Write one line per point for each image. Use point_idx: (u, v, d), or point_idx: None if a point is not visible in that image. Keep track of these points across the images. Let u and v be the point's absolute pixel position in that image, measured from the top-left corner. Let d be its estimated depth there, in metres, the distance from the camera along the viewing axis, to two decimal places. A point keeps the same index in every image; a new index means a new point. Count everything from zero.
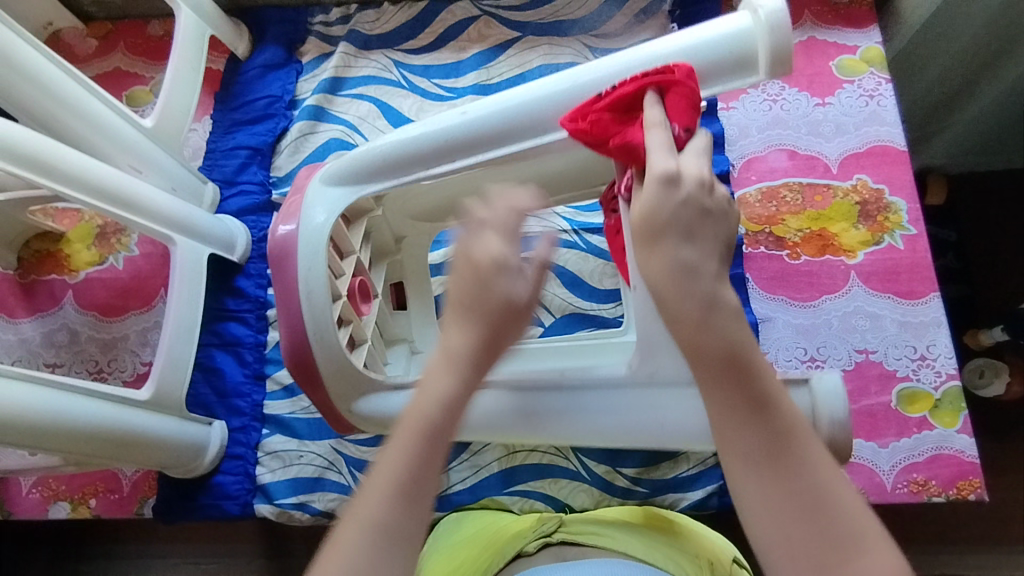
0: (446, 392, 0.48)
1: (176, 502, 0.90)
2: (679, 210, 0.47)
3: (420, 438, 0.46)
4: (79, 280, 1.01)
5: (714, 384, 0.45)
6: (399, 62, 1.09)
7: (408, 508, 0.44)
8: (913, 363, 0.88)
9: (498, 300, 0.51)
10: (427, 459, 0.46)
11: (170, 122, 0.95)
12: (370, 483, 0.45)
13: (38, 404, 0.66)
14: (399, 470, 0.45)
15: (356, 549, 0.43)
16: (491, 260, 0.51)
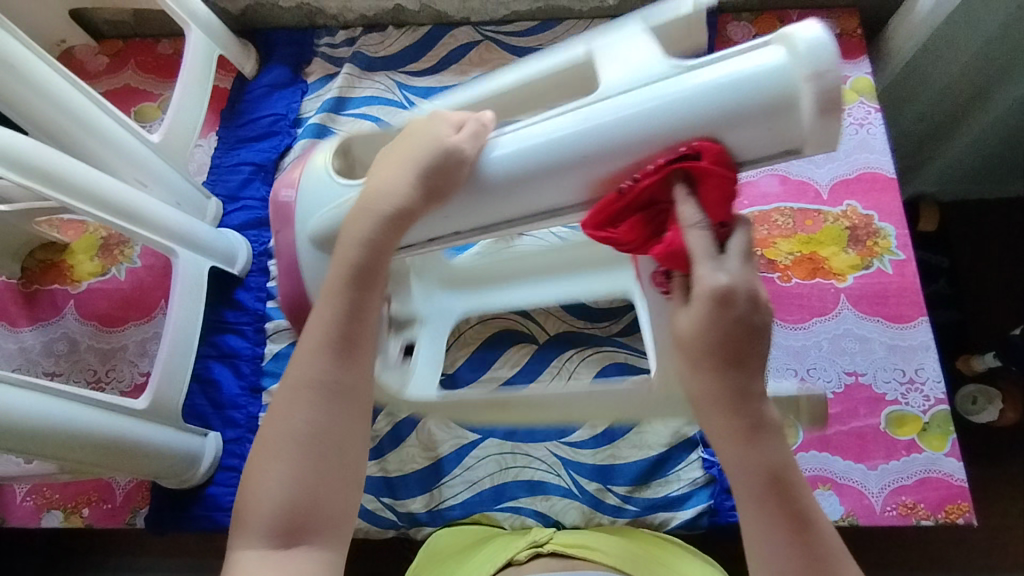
0: (366, 234, 0.56)
1: (169, 513, 0.91)
2: (731, 332, 0.47)
3: (348, 284, 0.56)
4: (81, 290, 1.03)
5: (755, 494, 0.49)
6: (402, 84, 1.12)
7: (341, 356, 0.55)
8: (902, 387, 0.89)
9: (434, 155, 0.55)
10: (354, 301, 0.56)
11: (177, 137, 0.98)
12: (307, 346, 0.55)
13: (36, 410, 0.67)
14: (319, 377, 0.54)
15: (301, 405, 0.53)
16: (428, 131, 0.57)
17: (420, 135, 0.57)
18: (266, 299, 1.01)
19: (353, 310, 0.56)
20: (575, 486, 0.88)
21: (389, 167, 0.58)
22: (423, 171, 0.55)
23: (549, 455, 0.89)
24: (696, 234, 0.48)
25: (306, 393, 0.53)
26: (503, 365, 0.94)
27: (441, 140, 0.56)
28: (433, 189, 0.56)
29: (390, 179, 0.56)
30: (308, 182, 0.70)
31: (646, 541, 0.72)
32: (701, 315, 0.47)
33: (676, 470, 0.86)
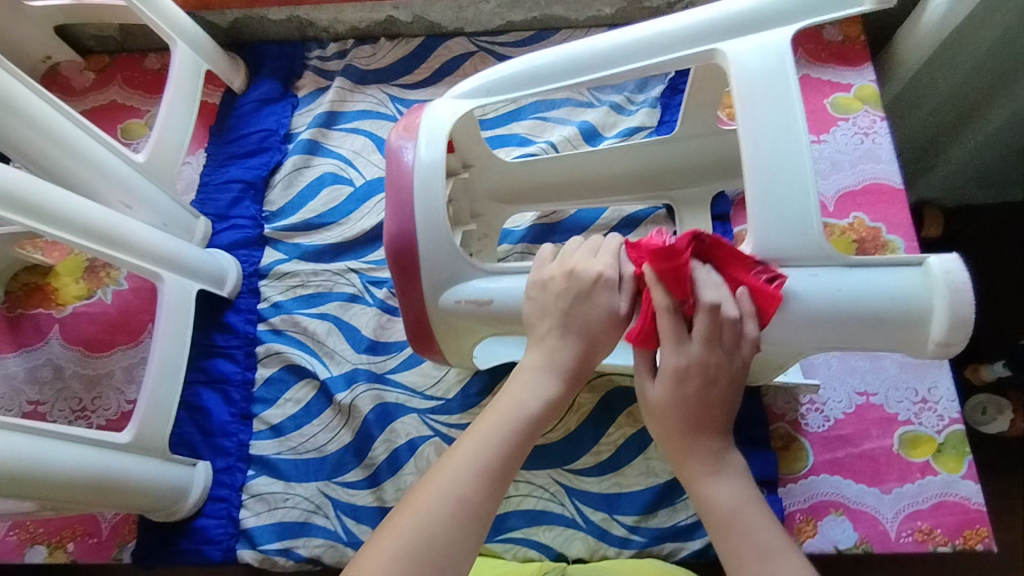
0: (545, 391, 0.55)
1: (156, 547, 0.87)
2: (690, 408, 0.54)
3: (509, 428, 0.53)
4: (65, 314, 1.00)
5: (727, 535, 0.53)
6: (395, 97, 1.09)
7: (492, 485, 0.50)
8: (915, 406, 0.86)
9: (601, 311, 0.57)
10: (515, 447, 0.52)
11: (163, 156, 0.95)
12: (457, 453, 0.52)
13: (11, 451, 0.64)
14: (463, 490, 0.49)
15: (436, 508, 0.48)
16: (593, 275, 0.58)
17: (589, 298, 0.57)
18: (256, 321, 0.98)
19: (518, 449, 0.52)
20: (580, 516, 0.86)
21: (549, 318, 0.58)
22: (588, 341, 0.57)
23: (552, 483, 0.87)
24: (664, 320, 0.54)
25: (452, 506, 0.48)
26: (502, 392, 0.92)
27: (610, 309, 0.57)
28: (583, 355, 0.57)
29: (552, 336, 0.58)
30: (428, 243, 0.67)
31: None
32: (670, 390, 0.55)
33: (685, 497, 0.84)
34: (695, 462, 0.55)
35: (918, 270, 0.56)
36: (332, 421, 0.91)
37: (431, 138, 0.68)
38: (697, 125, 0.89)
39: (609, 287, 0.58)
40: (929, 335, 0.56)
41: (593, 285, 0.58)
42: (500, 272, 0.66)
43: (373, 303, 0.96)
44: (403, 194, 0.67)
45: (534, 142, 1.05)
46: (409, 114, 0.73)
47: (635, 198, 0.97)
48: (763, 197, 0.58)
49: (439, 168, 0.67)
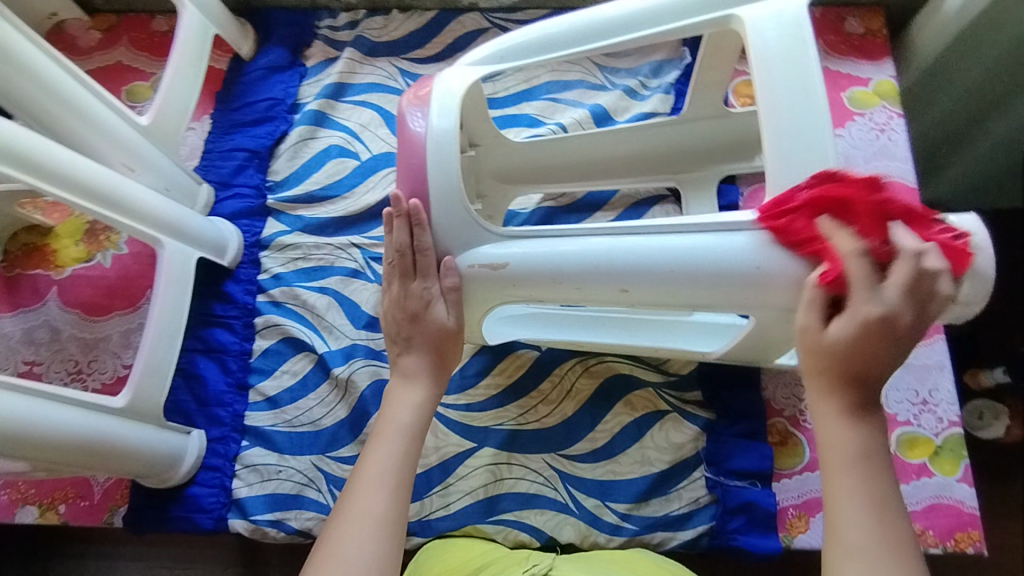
0: (415, 398, 0.64)
1: (148, 512, 0.87)
2: (875, 342, 0.47)
3: (397, 435, 0.60)
4: (64, 276, 0.99)
5: (849, 474, 0.47)
6: (405, 71, 1.07)
7: (394, 495, 0.56)
8: (914, 408, 0.85)
9: (434, 329, 0.66)
10: (408, 453, 0.59)
11: (168, 121, 0.93)
12: (362, 483, 0.56)
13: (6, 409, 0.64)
14: (376, 511, 0.54)
15: (359, 536, 0.52)
16: (415, 302, 0.66)
17: (424, 321, 0.66)
18: (256, 292, 0.97)
19: (411, 452, 0.59)
20: (572, 502, 0.86)
21: (398, 348, 0.68)
22: (436, 353, 0.66)
23: (546, 467, 0.87)
24: (857, 262, 0.49)
25: (369, 524, 0.53)
26: (500, 373, 0.91)
27: (442, 325, 0.66)
28: (439, 359, 0.67)
29: (411, 357, 0.66)
30: (440, 214, 0.65)
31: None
32: (903, 279, 0.48)
33: (680, 487, 0.85)
34: (831, 400, 0.49)
35: (936, 229, 0.56)
36: (328, 395, 0.90)
37: (444, 106, 0.66)
38: (703, 107, 0.87)
39: (435, 305, 0.66)
40: (948, 293, 0.56)
41: (426, 306, 0.66)
42: (516, 236, 0.65)
43: (374, 279, 0.96)
44: (416, 161, 0.66)
45: (543, 123, 1.03)
46: (420, 83, 0.71)
47: (642, 180, 0.96)
48: (784, 182, 0.57)
49: (451, 139, 0.66)
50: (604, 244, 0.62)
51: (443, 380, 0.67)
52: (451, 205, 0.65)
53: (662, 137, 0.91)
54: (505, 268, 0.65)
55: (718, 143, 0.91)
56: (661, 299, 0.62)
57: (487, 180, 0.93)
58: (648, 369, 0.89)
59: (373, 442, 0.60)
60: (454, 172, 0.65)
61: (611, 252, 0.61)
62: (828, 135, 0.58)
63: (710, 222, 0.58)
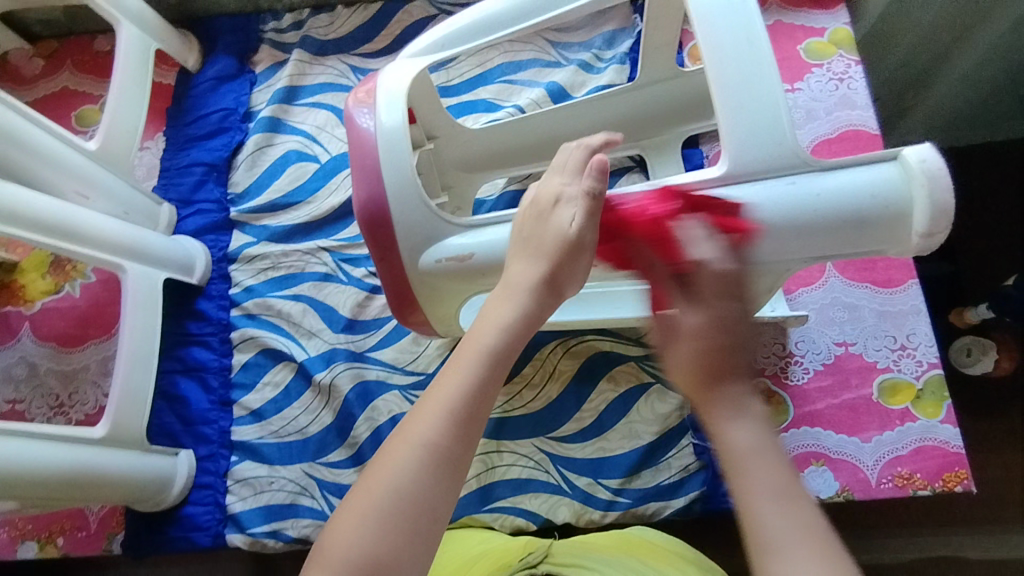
0: (504, 318, 0.50)
1: (145, 536, 0.88)
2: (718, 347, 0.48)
3: (477, 363, 0.47)
4: (35, 310, 0.98)
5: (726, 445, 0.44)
6: (356, 67, 1.05)
7: (458, 430, 0.45)
8: (893, 354, 0.86)
9: (554, 235, 0.54)
10: (483, 381, 0.47)
11: (117, 143, 0.91)
12: (423, 404, 0.46)
13: None
14: (434, 434, 0.44)
15: (404, 464, 0.43)
16: (550, 196, 0.55)
17: (547, 219, 0.55)
18: (229, 307, 0.96)
19: (487, 386, 0.47)
20: (565, 482, 0.86)
21: (515, 247, 0.55)
22: (549, 263, 0.53)
23: (536, 451, 0.87)
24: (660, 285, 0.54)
25: (417, 452, 0.44)
26: None
27: (562, 230, 0.53)
28: (554, 275, 0.53)
29: (519, 260, 0.54)
30: (401, 210, 0.65)
31: (644, 554, 0.67)
32: (705, 320, 0.49)
33: (669, 457, 0.85)
34: (721, 406, 0.45)
35: (894, 164, 0.55)
36: (312, 402, 0.90)
37: (391, 102, 0.65)
38: (657, 71, 0.87)
39: (564, 207, 0.54)
40: (911, 229, 0.54)
41: (554, 204, 0.55)
42: (477, 226, 0.64)
43: (347, 281, 0.95)
44: (368, 162, 0.65)
45: (501, 107, 1.02)
46: (366, 81, 0.70)
47: (606, 152, 0.95)
48: (740, 142, 0.56)
49: (402, 135, 0.65)
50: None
51: (551, 302, 0.53)
52: (408, 203, 0.64)
53: (618, 106, 0.90)
54: (472, 258, 0.64)
55: (677, 105, 0.90)
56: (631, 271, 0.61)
57: (448, 171, 0.92)
58: (629, 343, 0.89)
59: (452, 362, 0.48)
60: (408, 165, 0.64)
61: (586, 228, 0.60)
62: (778, 85, 0.57)
63: (679, 183, 0.58)
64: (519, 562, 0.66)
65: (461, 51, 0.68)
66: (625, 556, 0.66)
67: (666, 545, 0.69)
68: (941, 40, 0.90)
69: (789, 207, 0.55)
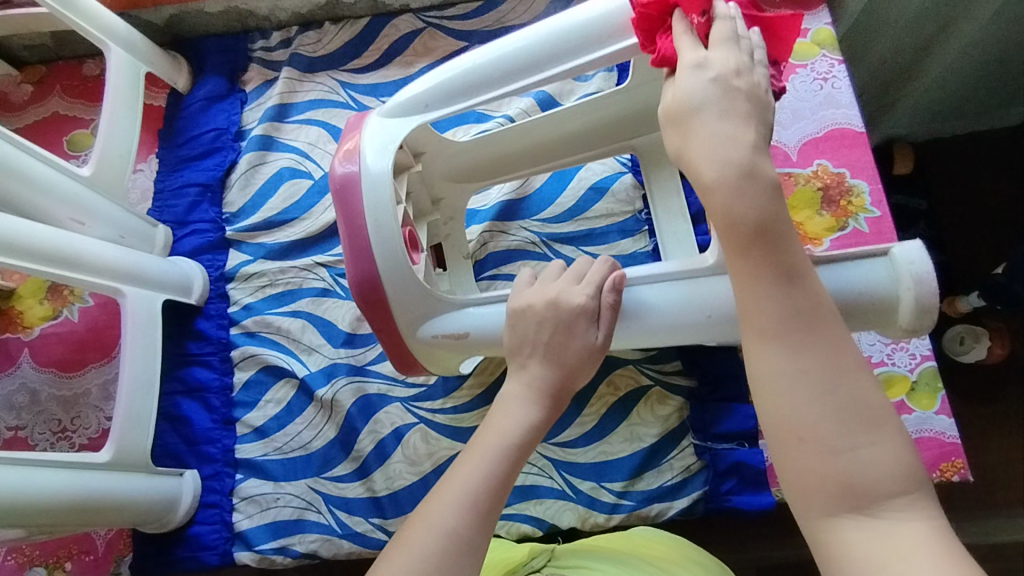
0: (526, 419, 0.58)
1: (153, 557, 0.88)
2: (717, 102, 0.46)
3: (500, 458, 0.55)
4: (34, 336, 0.98)
5: (743, 254, 0.44)
6: (345, 83, 1.06)
7: (478, 520, 0.51)
8: (887, 347, 0.87)
9: (580, 349, 0.60)
10: (502, 477, 0.54)
11: (112, 168, 0.92)
12: (446, 488, 0.53)
13: None
14: (454, 521, 0.50)
15: (426, 546, 0.49)
16: (575, 308, 0.60)
17: (572, 330, 0.60)
18: (228, 326, 0.97)
19: (500, 480, 0.54)
20: (569, 487, 0.87)
21: (530, 348, 0.61)
22: (567, 372, 0.60)
23: (539, 457, 0.88)
24: (684, 41, 0.50)
25: (440, 536, 0.49)
26: (483, 372, 0.90)
27: (589, 343, 0.61)
28: (564, 382, 0.60)
29: (535, 361, 0.60)
30: (392, 261, 0.65)
31: (648, 553, 0.68)
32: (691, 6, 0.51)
33: (670, 457, 0.86)
34: (732, 189, 0.44)
35: (884, 260, 0.57)
36: (315, 418, 0.91)
37: (379, 147, 0.66)
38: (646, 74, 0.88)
39: (587, 319, 0.61)
40: (896, 322, 0.57)
41: (573, 321, 0.60)
42: (472, 306, 0.67)
43: (346, 296, 0.96)
44: (355, 212, 0.65)
45: (491, 117, 1.03)
46: (348, 132, 0.71)
47: (600, 152, 0.96)
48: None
49: (388, 181, 0.65)
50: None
51: (559, 405, 0.61)
52: (394, 244, 0.64)
53: (606, 110, 0.91)
54: (467, 336, 0.67)
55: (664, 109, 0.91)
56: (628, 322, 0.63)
57: (441, 184, 0.93)
58: (627, 347, 0.90)
59: (467, 457, 0.55)
60: (392, 214, 0.65)
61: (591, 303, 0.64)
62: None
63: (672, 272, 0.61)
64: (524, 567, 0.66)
65: (444, 112, 0.68)
66: (628, 555, 0.66)
67: (671, 545, 0.70)
68: (918, 40, 0.91)
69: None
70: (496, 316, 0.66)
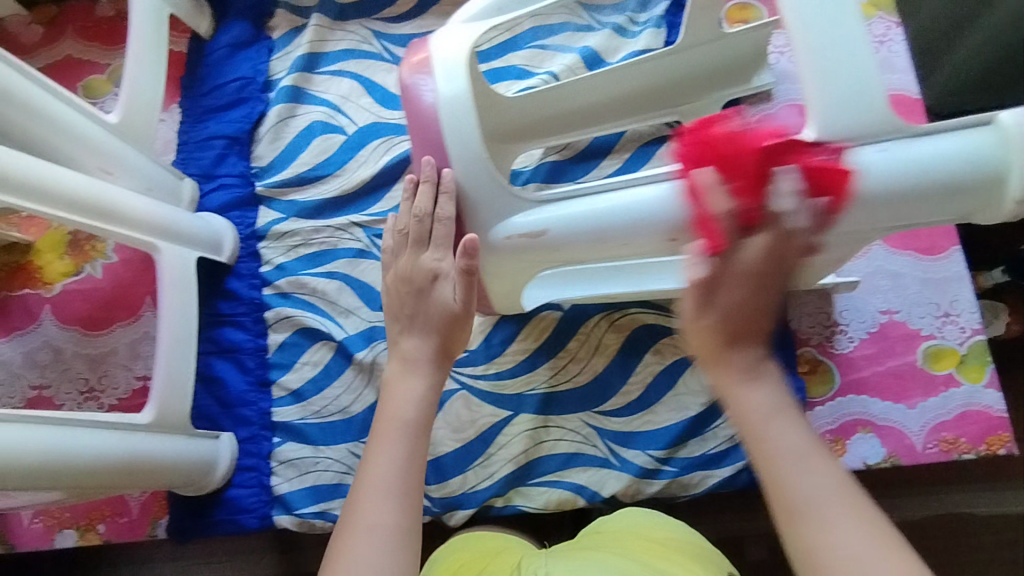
0: (418, 390, 0.59)
1: (190, 520, 0.86)
2: (759, 307, 0.47)
3: (409, 438, 0.55)
4: (55, 293, 0.94)
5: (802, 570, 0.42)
6: (379, 33, 1.01)
7: (405, 504, 0.52)
8: (937, 321, 0.86)
9: (437, 309, 0.62)
10: (413, 456, 0.55)
11: (139, 116, 0.86)
12: (364, 488, 0.52)
13: (34, 445, 0.62)
14: (387, 517, 0.50)
15: (366, 545, 0.49)
16: (424, 274, 0.62)
17: (426, 297, 0.62)
18: (261, 286, 0.93)
19: (416, 451, 0.55)
20: (612, 455, 0.86)
21: (398, 325, 0.63)
22: (441, 339, 0.62)
23: (583, 425, 0.87)
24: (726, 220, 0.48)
25: (371, 533, 0.49)
26: (528, 337, 0.90)
27: (446, 306, 0.62)
28: (444, 346, 0.62)
29: (412, 335, 0.62)
30: (471, 180, 0.61)
31: (649, 552, 0.64)
32: (764, 246, 0.48)
33: (716, 426, 0.85)
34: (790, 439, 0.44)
35: (987, 127, 0.50)
36: (354, 381, 0.89)
37: (451, 67, 0.60)
38: (698, 33, 0.85)
39: (437, 283, 0.62)
40: (1006, 195, 0.51)
41: (430, 282, 0.62)
42: (549, 199, 0.61)
43: (382, 257, 0.92)
44: (432, 137, 0.61)
45: (533, 73, 0.99)
46: (414, 45, 0.64)
47: (645, 116, 0.93)
48: (826, 89, 0.51)
49: (467, 102, 0.60)
50: (637, 198, 0.57)
51: (447, 368, 0.62)
52: (480, 162, 0.60)
53: (658, 69, 0.88)
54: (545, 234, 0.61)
55: (715, 66, 0.90)
56: None
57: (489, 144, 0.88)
58: (674, 315, 0.89)
59: (378, 442, 0.56)
60: (472, 132, 0.60)
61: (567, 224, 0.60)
62: (857, 24, 0.51)
63: None
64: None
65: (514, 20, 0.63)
66: (623, 557, 0.61)
67: (678, 547, 0.66)
68: None
69: (887, 176, 0.51)
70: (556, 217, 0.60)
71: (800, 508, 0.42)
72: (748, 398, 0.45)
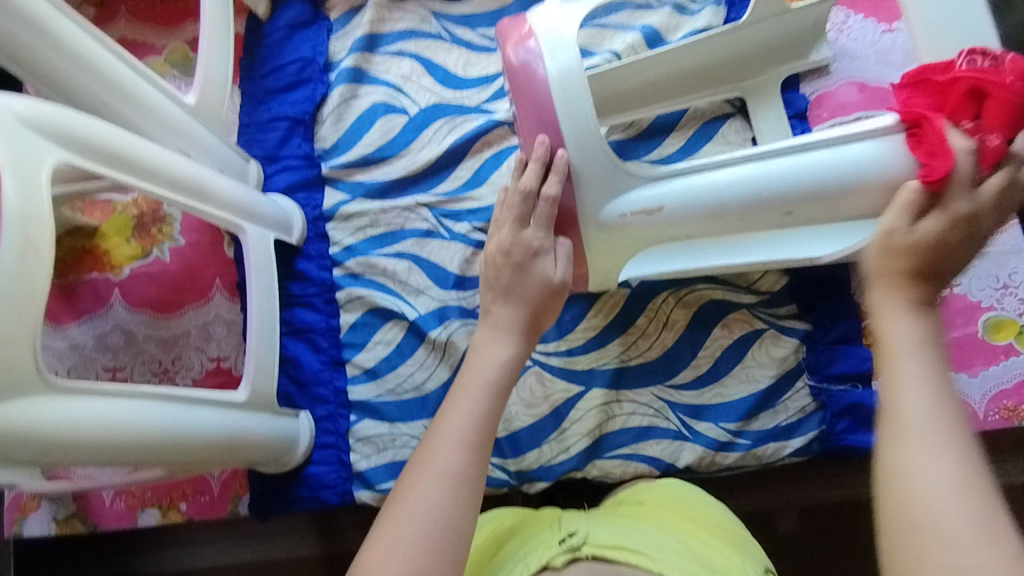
0: (501, 355, 0.59)
1: (272, 496, 0.88)
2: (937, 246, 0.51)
3: (483, 394, 0.56)
4: (124, 276, 0.94)
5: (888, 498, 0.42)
6: (438, 13, 1.01)
7: (473, 456, 0.52)
8: (996, 292, 0.89)
9: (538, 281, 0.62)
10: (488, 411, 0.55)
11: (211, 98, 0.86)
12: (436, 438, 0.53)
13: (162, 423, 0.63)
14: (453, 466, 0.51)
15: (432, 493, 0.49)
16: (529, 248, 0.63)
17: (529, 269, 0.62)
18: (330, 267, 0.94)
19: (492, 413, 0.55)
20: (684, 428, 0.88)
21: (493, 294, 0.63)
22: (533, 310, 0.62)
23: (655, 399, 0.89)
24: (911, 190, 0.53)
25: (440, 482, 0.50)
26: (598, 314, 0.91)
27: (548, 279, 0.62)
28: (534, 318, 0.62)
29: (501, 304, 0.62)
30: (581, 153, 0.63)
31: (689, 534, 0.62)
32: (936, 225, 0.52)
33: (784, 398, 0.88)
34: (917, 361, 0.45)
35: None
36: (427, 358, 0.90)
37: (560, 44, 0.62)
38: (766, 8, 0.84)
39: (544, 257, 0.63)
40: None
41: (531, 256, 0.63)
42: (666, 176, 0.64)
43: (449, 236, 0.93)
44: (544, 109, 0.62)
45: (594, 52, 0.99)
46: (509, 25, 0.66)
47: (710, 92, 0.93)
48: (938, 72, 0.60)
49: (579, 75, 0.62)
50: (758, 170, 0.63)
51: (532, 339, 0.62)
52: (591, 131, 0.62)
53: (728, 46, 0.88)
54: (660, 210, 0.65)
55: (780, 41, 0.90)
56: (823, 211, 0.63)
57: None
58: (740, 291, 0.90)
59: (456, 398, 0.55)
60: (584, 108, 0.62)
61: (723, 190, 0.63)
62: None
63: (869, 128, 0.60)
64: (560, 546, 0.55)
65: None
66: (668, 535, 0.59)
67: (718, 533, 0.64)
68: None
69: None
70: (682, 186, 0.64)
71: (910, 424, 0.43)
72: (899, 331, 0.48)
